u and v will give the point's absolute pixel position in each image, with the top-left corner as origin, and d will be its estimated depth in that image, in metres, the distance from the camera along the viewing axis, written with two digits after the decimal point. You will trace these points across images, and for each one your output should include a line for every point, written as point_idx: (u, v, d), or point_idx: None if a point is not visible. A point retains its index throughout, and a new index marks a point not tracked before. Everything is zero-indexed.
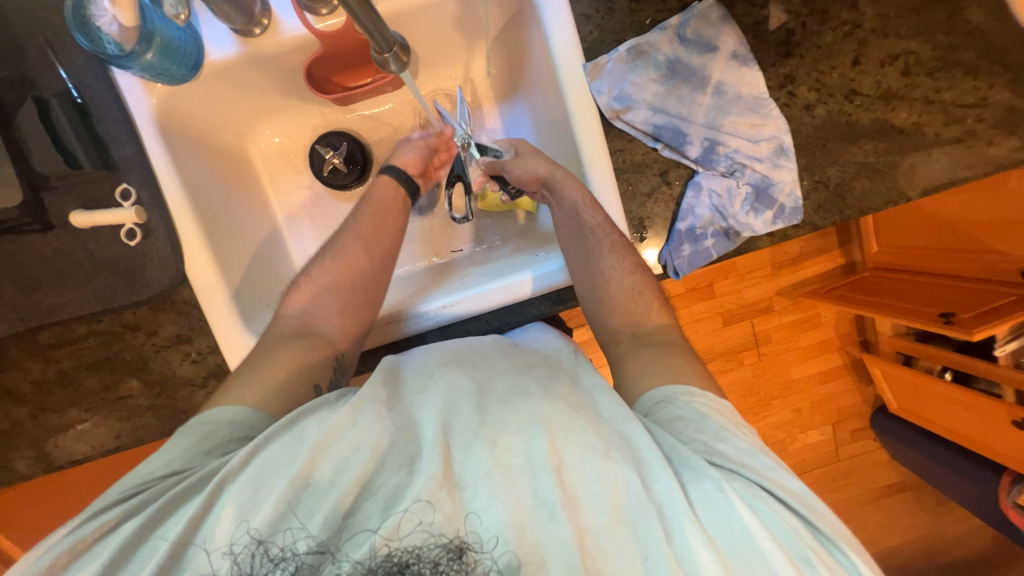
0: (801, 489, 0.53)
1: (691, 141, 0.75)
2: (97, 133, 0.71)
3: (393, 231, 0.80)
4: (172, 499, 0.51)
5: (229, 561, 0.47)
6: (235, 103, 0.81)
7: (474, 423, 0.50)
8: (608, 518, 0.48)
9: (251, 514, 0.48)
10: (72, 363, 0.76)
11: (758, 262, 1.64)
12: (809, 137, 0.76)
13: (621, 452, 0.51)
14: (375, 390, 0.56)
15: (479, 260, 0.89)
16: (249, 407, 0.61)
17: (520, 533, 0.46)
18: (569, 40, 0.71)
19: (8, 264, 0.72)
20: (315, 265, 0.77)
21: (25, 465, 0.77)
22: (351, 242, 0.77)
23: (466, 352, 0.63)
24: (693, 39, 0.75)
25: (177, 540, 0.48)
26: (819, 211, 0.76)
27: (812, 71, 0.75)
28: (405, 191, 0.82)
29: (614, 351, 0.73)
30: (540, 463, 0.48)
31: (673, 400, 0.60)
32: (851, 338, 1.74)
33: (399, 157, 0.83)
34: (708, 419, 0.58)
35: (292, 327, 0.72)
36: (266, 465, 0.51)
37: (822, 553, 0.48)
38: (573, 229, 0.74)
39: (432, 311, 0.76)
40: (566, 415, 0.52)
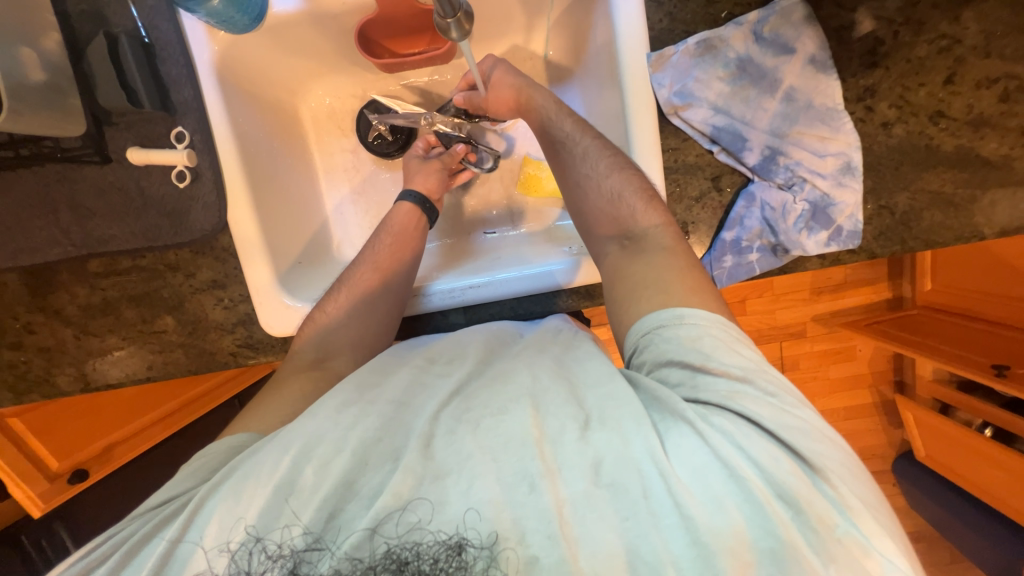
0: (800, 418, 0.49)
1: (751, 147, 0.71)
2: (160, 73, 0.73)
3: (409, 260, 0.78)
4: (157, 524, 0.52)
5: (227, 557, 0.49)
6: (292, 60, 0.82)
7: (460, 413, 0.53)
8: (585, 484, 0.47)
9: (244, 512, 0.50)
10: (115, 293, 0.79)
11: (800, 284, 1.56)
12: (881, 158, 0.70)
13: (599, 419, 0.51)
14: (353, 391, 0.58)
15: (508, 244, 0.87)
16: (252, 433, 0.60)
17: (498, 510, 0.47)
18: (636, 26, 0.67)
19: (67, 192, 0.75)
20: (333, 296, 0.74)
21: (65, 382, 0.82)
22: (367, 268, 0.76)
23: (457, 349, 0.64)
24: (770, 38, 0.70)
25: (171, 537, 0.50)
26: (879, 238, 0.71)
27: (896, 86, 0.69)
28: (423, 212, 0.83)
29: (601, 263, 0.68)
30: (520, 440, 0.49)
31: (660, 329, 0.56)
32: (886, 377, 1.65)
33: (412, 182, 0.85)
34: (697, 347, 0.53)
35: (307, 358, 0.69)
36: (248, 467, 0.52)
37: (805, 491, 0.45)
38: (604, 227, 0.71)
39: (457, 291, 0.76)
40: (548, 391, 0.53)
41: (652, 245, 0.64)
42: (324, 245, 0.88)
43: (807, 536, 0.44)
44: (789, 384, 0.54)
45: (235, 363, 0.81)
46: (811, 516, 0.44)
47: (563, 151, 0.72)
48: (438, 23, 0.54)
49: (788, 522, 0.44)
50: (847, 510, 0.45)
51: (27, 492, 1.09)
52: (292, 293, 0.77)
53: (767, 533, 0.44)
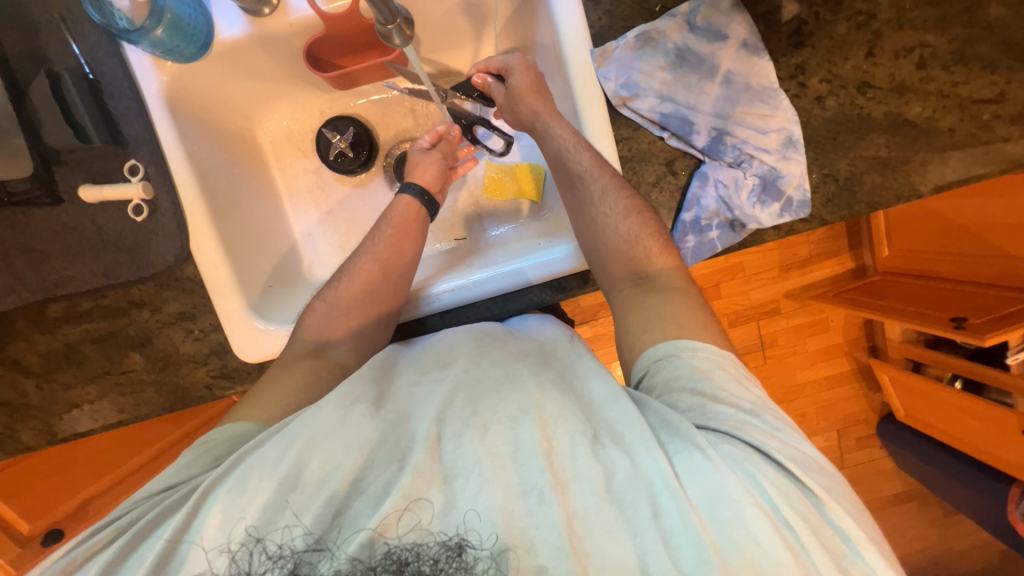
0: (806, 453, 0.53)
1: (698, 130, 0.74)
2: (107, 108, 0.72)
3: (410, 252, 0.78)
4: (161, 512, 0.52)
5: (227, 558, 0.48)
6: (244, 85, 0.82)
7: (466, 414, 0.52)
8: (595, 498, 0.48)
9: (242, 513, 0.49)
10: (78, 337, 0.77)
11: (767, 263, 1.62)
12: (819, 129, 0.74)
13: (608, 435, 0.52)
14: (358, 387, 0.57)
15: (490, 247, 0.88)
16: (253, 421, 0.62)
17: (508, 518, 0.47)
18: (577, 26, 0.70)
19: (18, 237, 0.73)
20: (332, 288, 0.75)
21: (31, 435, 0.78)
22: (367, 259, 0.75)
23: (448, 351, 0.64)
24: (703, 27, 0.74)
25: (170, 537, 0.49)
26: (828, 205, 0.75)
27: (823, 62, 0.74)
28: (426, 209, 0.83)
29: (614, 299, 0.69)
30: (529, 450, 0.49)
31: (674, 356, 0.59)
32: (860, 343, 1.71)
33: (413, 175, 0.83)
34: (708, 379, 0.56)
35: (306, 348, 0.70)
36: (253, 461, 0.52)
37: (812, 520, 0.48)
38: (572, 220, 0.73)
39: (440, 292, 0.76)
40: (554, 401, 0.54)
41: (665, 284, 0.66)
42: (293, 267, 0.88)
43: (816, 562, 0.45)
44: (786, 417, 0.58)
45: (211, 396, 0.79)
46: (820, 545, 0.46)
47: (581, 188, 0.71)
48: (381, 30, 0.61)
49: (797, 548, 0.46)
50: (852, 540, 0.48)
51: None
52: (264, 316, 0.76)
53: (778, 559, 0.45)
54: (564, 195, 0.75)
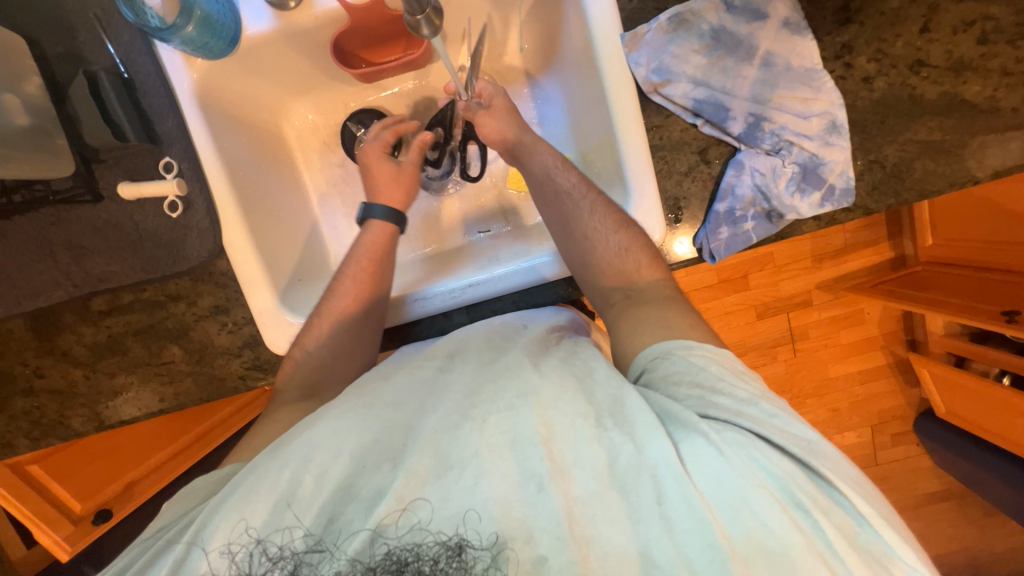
0: (806, 436, 0.51)
1: (734, 117, 0.71)
2: (142, 107, 0.74)
3: (387, 284, 0.77)
4: (160, 549, 0.52)
5: (228, 559, 0.49)
6: (270, 80, 0.83)
7: (465, 407, 0.53)
8: (597, 484, 0.48)
9: (251, 513, 0.50)
10: (121, 329, 0.80)
11: (799, 253, 1.56)
12: (866, 113, 0.70)
13: (611, 418, 0.51)
14: (353, 399, 0.58)
15: (497, 242, 0.88)
16: (237, 462, 0.61)
17: (506, 509, 0.47)
18: (607, 12, 0.69)
19: (63, 233, 0.76)
20: (305, 330, 0.74)
21: (80, 423, 0.82)
22: (342, 297, 0.74)
23: (457, 346, 0.65)
24: (741, 6, 0.70)
25: (187, 540, 0.51)
26: (873, 193, 0.71)
27: (872, 39, 0.69)
28: (397, 227, 0.81)
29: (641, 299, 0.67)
30: (528, 437, 0.49)
31: (668, 355, 0.58)
32: (898, 336, 1.64)
33: (378, 195, 0.82)
34: (706, 372, 0.55)
35: (295, 393, 0.70)
36: (251, 481, 0.52)
37: (821, 499, 0.47)
38: (570, 226, 0.71)
39: (437, 296, 0.76)
40: (553, 386, 0.53)
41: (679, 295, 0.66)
42: (322, 261, 0.89)
43: (828, 541, 0.44)
44: (785, 403, 0.56)
45: (245, 386, 0.81)
46: (833, 525, 0.45)
47: (568, 204, 0.72)
48: (410, 20, 0.63)
49: (807, 527, 0.45)
50: (866, 519, 0.46)
51: (54, 537, 1.11)
52: (294, 310, 0.77)
53: (789, 540, 0.44)
54: (546, 219, 0.74)
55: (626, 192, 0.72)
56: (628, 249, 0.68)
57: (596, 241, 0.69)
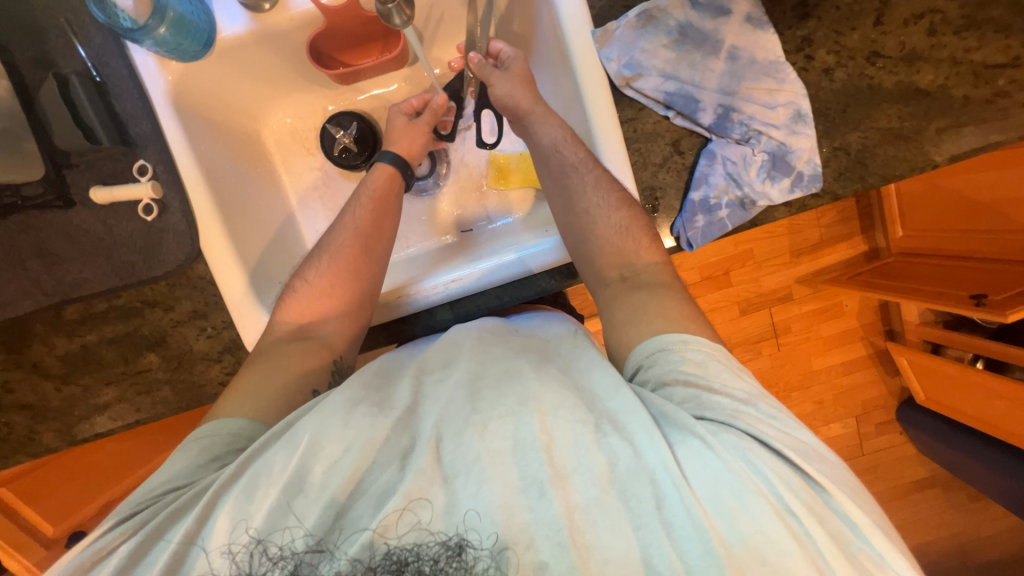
0: (803, 440, 0.51)
1: (704, 108, 0.73)
2: (114, 110, 0.73)
3: (389, 228, 0.78)
4: (172, 511, 0.51)
5: (229, 559, 0.48)
6: (246, 84, 0.83)
7: (466, 412, 0.51)
8: (598, 490, 0.48)
9: (250, 514, 0.49)
10: (94, 338, 0.78)
11: (775, 248, 1.60)
12: (828, 102, 0.73)
13: (611, 423, 0.51)
14: (357, 390, 0.56)
15: (490, 236, 0.89)
16: (245, 419, 0.61)
17: (508, 515, 0.47)
18: (577, 8, 0.71)
19: (33, 240, 0.74)
20: (311, 269, 0.74)
21: (51, 437, 0.79)
22: (346, 235, 0.75)
23: (452, 350, 0.62)
24: (706, 3, 0.72)
25: (184, 536, 0.49)
26: (840, 179, 0.74)
27: (831, 33, 0.72)
28: (401, 175, 0.81)
29: (602, 294, 0.69)
30: (530, 443, 0.49)
31: (667, 350, 0.58)
32: (876, 327, 1.69)
33: (392, 143, 0.81)
34: (701, 371, 0.56)
35: (289, 332, 0.70)
36: (256, 471, 0.51)
37: (817, 506, 0.47)
38: (571, 194, 0.72)
39: (439, 287, 0.76)
40: (556, 391, 0.52)
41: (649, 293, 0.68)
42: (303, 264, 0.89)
43: (819, 546, 0.45)
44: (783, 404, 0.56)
45: (226, 393, 0.79)
46: (825, 533, 0.46)
47: (573, 177, 0.72)
48: (382, 10, 0.66)
49: (801, 535, 0.45)
50: (858, 527, 0.47)
51: (24, 563, 1.05)
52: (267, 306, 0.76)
53: (783, 547, 0.45)
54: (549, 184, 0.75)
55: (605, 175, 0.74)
56: (628, 230, 0.70)
57: (594, 216, 0.70)
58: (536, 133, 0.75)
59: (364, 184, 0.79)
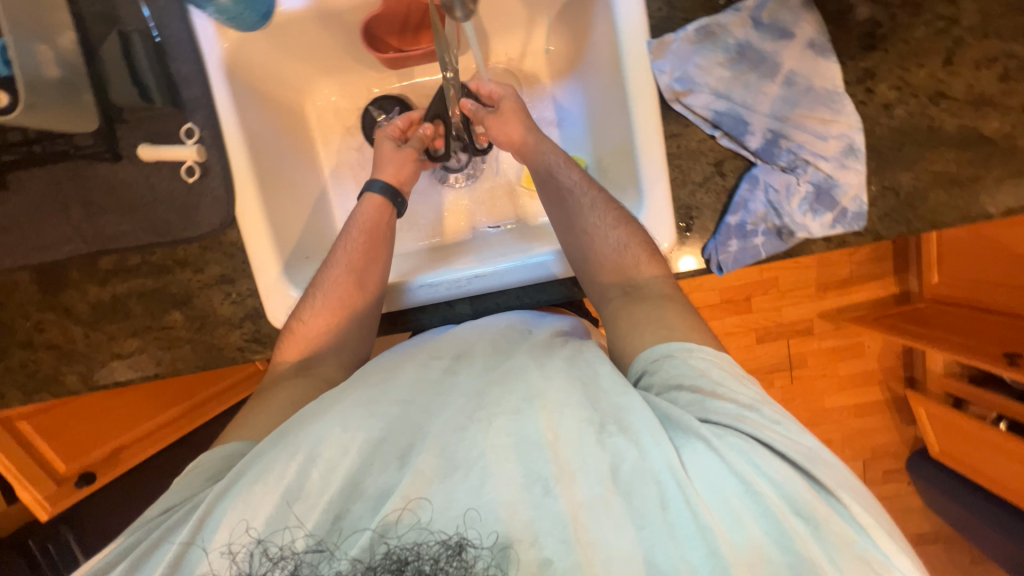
0: (807, 445, 0.50)
1: (752, 131, 0.71)
2: (170, 71, 0.75)
3: (383, 258, 0.78)
4: (160, 534, 0.52)
5: (229, 560, 0.48)
6: (297, 58, 0.84)
7: (471, 409, 0.53)
8: (601, 488, 0.47)
9: (251, 515, 0.49)
10: (125, 290, 0.80)
11: (802, 280, 1.56)
12: (883, 139, 0.70)
13: (615, 423, 0.50)
14: (360, 396, 0.56)
15: (497, 238, 0.89)
16: (244, 442, 0.61)
17: (512, 512, 0.47)
18: (636, 18, 0.70)
19: (79, 189, 0.76)
20: (308, 307, 0.74)
21: (74, 380, 0.82)
22: (340, 269, 0.75)
23: (465, 343, 0.65)
24: (769, 24, 0.70)
25: (183, 540, 0.50)
26: (885, 219, 0.71)
27: (895, 68, 0.70)
28: (391, 205, 0.83)
29: (606, 308, 0.68)
30: (534, 440, 0.49)
31: (670, 356, 0.57)
32: (896, 373, 1.64)
33: (379, 171, 0.83)
34: (706, 376, 0.55)
35: (291, 366, 0.71)
36: (254, 474, 0.51)
37: (823, 512, 0.45)
38: (569, 220, 0.73)
39: (452, 283, 0.77)
40: (559, 390, 0.52)
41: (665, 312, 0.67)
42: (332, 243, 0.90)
43: (829, 555, 0.43)
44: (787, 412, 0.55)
45: (243, 358, 0.81)
46: (835, 538, 0.44)
47: (570, 201, 0.74)
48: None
49: (809, 539, 0.44)
50: (864, 529, 0.45)
51: (36, 494, 1.09)
52: (300, 287, 0.78)
53: (792, 551, 0.43)
54: (552, 208, 0.76)
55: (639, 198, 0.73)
56: (626, 247, 0.69)
57: (594, 234, 0.71)
58: (533, 161, 0.79)
59: (353, 220, 0.80)
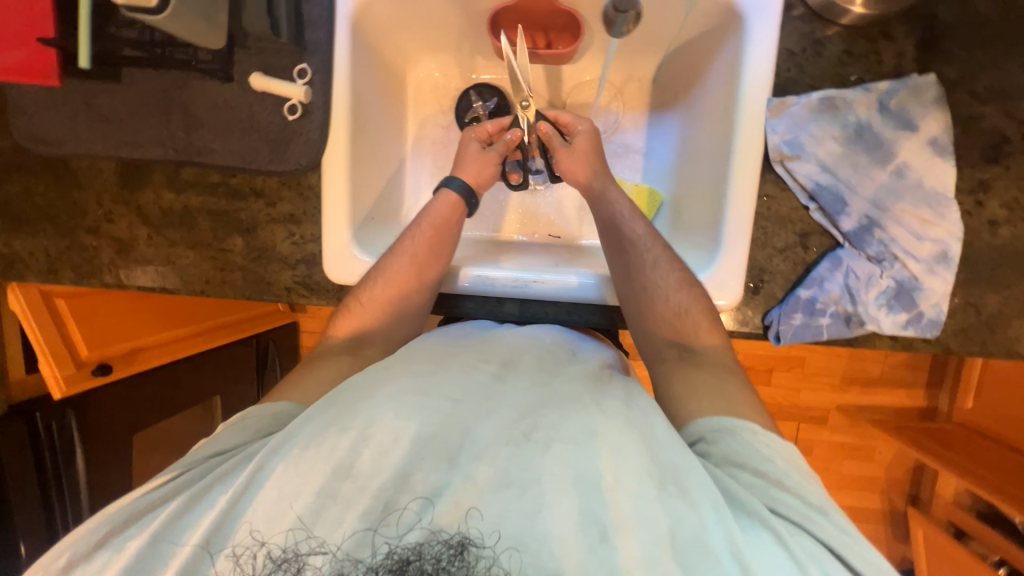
0: (875, 558, 0.49)
1: (849, 213, 0.69)
2: (301, 10, 0.77)
3: (445, 257, 0.78)
4: (213, 478, 0.54)
5: (270, 534, 0.48)
6: (417, 27, 0.86)
7: (527, 430, 0.52)
8: (658, 550, 0.46)
9: (296, 493, 0.49)
10: (196, 205, 0.82)
11: (832, 368, 1.52)
12: (980, 255, 0.68)
13: (674, 483, 0.49)
14: (409, 378, 0.57)
15: (546, 249, 0.90)
16: (291, 403, 0.64)
17: (565, 549, 0.46)
18: (763, 72, 0.69)
19: (184, 99, 0.79)
20: (366, 290, 0.75)
21: (124, 276, 0.85)
22: (403, 261, 0.76)
23: (507, 351, 0.65)
24: (894, 111, 0.69)
25: (226, 504, 0.50)
26: (958, 335, 0.69)
27: (1012, 187, 0.68)
28: (464, 204, 0.83)
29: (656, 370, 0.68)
30: (593, 480, 0.49)
31: (732, 432, 0.57)
32: (902, 487, 1.58)
33: (461, 170, 0.83)
34: (774, 464, 0.54)
35: (344, 343, 0.73)
36: (304, 437, 0.52)
37: None
38: (630, 271, 0.73)
39: (503, 284, 0.76)
40: (620, 432, 0.52)
41: (715, 363, 0.66)
42: (397, 210, 0.91)
43: None
44: None
45: (286, 299, 0.82)
46: None
47: (632, 251, 0.74)
48: None
49: None
50: None
51: (54, 371, 1.06)
52: (365, 249, 0.79)
53: None
54: (613, 257, 0.75)
55: (714, 253, 0.72)
56: (688, 312, 0.69)
57: (655, 292, 0.71)
58: (597, 205, 0.80)
59: (427, 211, 0.81)
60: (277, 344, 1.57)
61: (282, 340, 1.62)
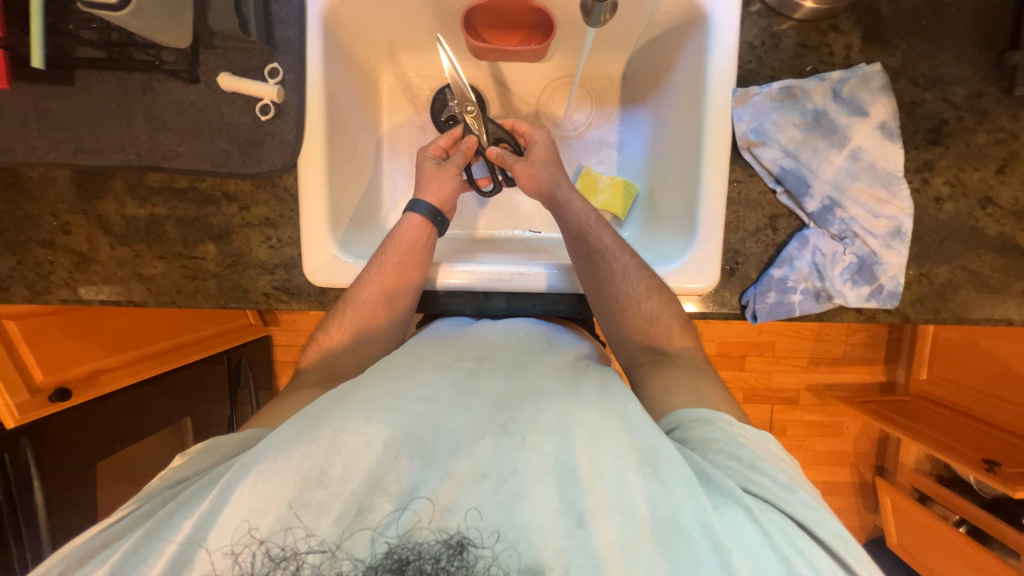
0: (836, 525, 0.52)
1: (812, 195, 0.74)
2: (269, 9, 0.75)
3: (415, 281, 0.76)
4: (179, 502, 0.51)
5: (231, 560, 0.45)
6: (389, 26, 0.85)
7: (505, 423, 0.53)
8: (634, 531, 0.47)
9: (259, 514, 0.46)
10: (164, 212, 0.79)
11: (800, 350, 1.60)
12: (929, 229, 0.74)
13: (649, 465, 0.50)
14: (381, 387, 0.56)
15: (511, 244, 0.91)
16: (260, 429, 0.63)
17: (544, 536, 0.46)
18: (726, 65, 0.73)
19: (146, 102, 0.75)
20: (335, 320, 0.76)
21: (85, 290, 0.80)
22: (370, 291, 0.74)
23: (485, 346, 0.67)
24: (847, 98, 0.74)
25: (184, 539, 0.47)
26: (915, 304, 0.75)
27: (953, 165, 0.74)
28: (432, 224, 0.80)
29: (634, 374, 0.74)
30: (570, 468, 0.49)
31: (709, 421, 0.59)
32: (868, 459, 1.67)
33: (423, 192, 0.81)
34: (747, 448, 0.56)
35: (316, 377, 0.73)
36: (262, 452, 0.50)
37: None
38: (601, 282, 0.74)
39: (487, 278, 0.77)
40: (595, 419, 0.53)
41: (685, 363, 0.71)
42: (376, 211, 0.90)
43: None
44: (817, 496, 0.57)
45: (265, 305, 0.80)
46: None
47: (603, 263, 0.75)
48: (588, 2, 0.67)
49: None
50: None
51: (6, 399, 0.98)
52: (345, 249, 0.78)
53: None
54: (581, 268, 0.76)
55: (688, 246, 0.75)
56: (659, 319, 0.73)
57: (628, 302, 0.73)
58: (563, 213, 0.79)
59: (396, 233, 0.78)
60: (248, 360, 1.53)
61: (253, 355, 1.57)
